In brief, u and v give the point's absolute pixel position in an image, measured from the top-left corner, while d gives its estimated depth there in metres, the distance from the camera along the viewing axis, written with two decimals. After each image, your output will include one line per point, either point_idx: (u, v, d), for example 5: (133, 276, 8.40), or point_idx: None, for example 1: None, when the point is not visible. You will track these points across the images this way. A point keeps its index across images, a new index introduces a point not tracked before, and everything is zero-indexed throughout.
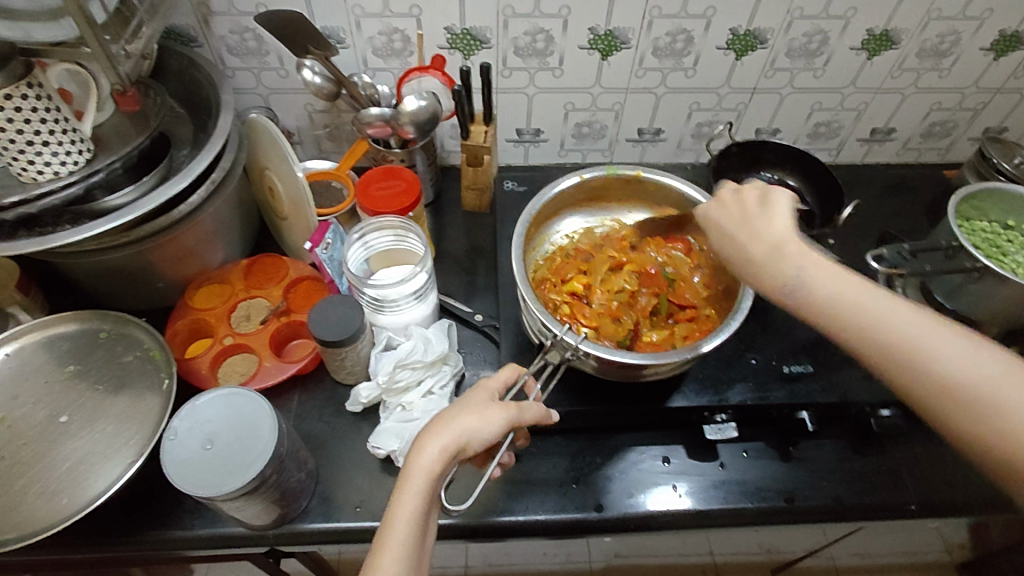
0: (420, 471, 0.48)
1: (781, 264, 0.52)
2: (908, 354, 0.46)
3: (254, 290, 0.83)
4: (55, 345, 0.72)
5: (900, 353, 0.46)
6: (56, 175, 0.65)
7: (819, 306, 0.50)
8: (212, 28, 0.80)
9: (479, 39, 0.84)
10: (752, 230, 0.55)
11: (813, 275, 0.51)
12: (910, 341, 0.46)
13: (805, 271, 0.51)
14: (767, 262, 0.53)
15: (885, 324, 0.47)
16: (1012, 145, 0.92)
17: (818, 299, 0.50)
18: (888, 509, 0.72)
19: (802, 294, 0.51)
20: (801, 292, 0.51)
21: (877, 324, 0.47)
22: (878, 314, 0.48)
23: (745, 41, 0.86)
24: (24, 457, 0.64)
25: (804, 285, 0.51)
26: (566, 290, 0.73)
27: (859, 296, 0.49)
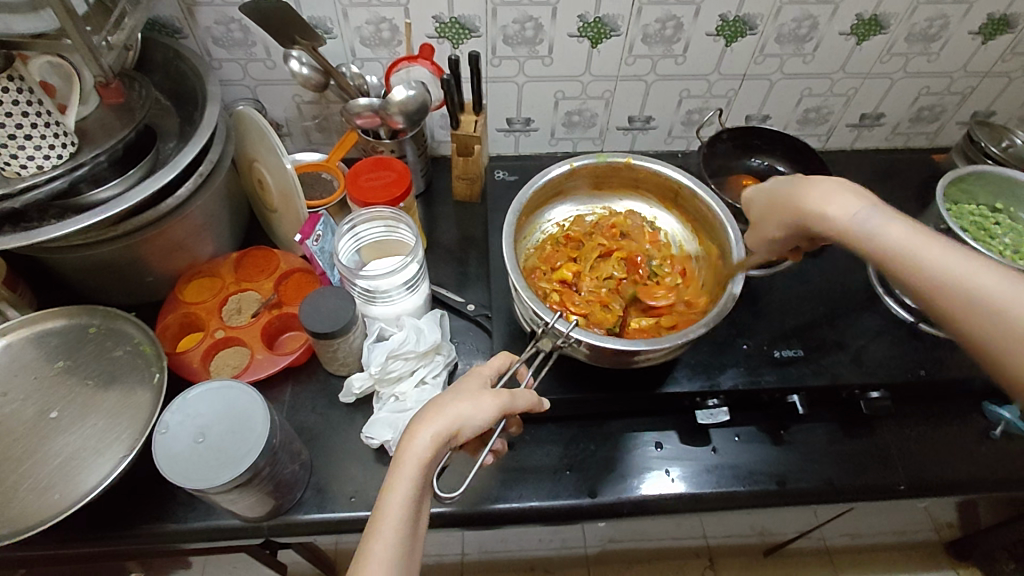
0: (413, 458, 0.48)
1: (846, 204, 0.53)
2: (971, 293, 0.46)
3: (245, 283, 0.83)
4: (44, 341, 0.71)
5: (963, 292, 0.46)
6: (40, 169, 0.64)
7: (882, 248, 0.50)
8: (197, 19, 0.79)
9: (468, 28, 0.84)
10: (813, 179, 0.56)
11: (883, 222, 0.51)
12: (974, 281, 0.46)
13: (873, 217, 0.52)
14: (833, 203, 0.53)
15: (949, 264, 0.47)
16: (1000, 128, 0.93)
17: (883, 241, 0.50)
18: (879, 490, 0.73)
19: (866, 233, 0.51)
20: (868, 231, 0.51)
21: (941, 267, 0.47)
22: (941, 258, 0.48)
23: (735, 27, 0.85)
24: (15, 453, 0.63)
25: (869, 227, 0.51)
26: (556, 275, 0.75)
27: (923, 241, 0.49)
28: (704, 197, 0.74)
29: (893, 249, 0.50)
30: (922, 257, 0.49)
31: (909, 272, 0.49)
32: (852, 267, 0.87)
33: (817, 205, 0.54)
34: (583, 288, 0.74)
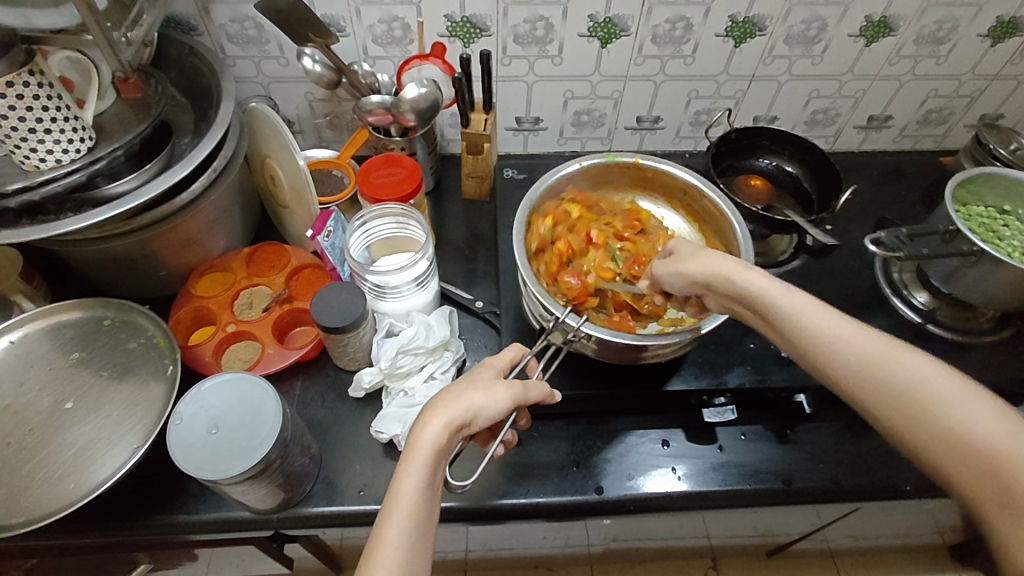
0: (427, 443, 0.49)
1: (750, 275, 0.55)
2: (858, 363, 0.48)
3: (257, 279, 0.84)
4: (60, 333, 0.72)
5: (851, 361, 0.49)
6: (58, 162, 0.65)
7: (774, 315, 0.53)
8: (212, 16, 0.80)
9: (479, 27, 0.84)
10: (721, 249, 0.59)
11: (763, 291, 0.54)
12: (857, 350, 0.49)
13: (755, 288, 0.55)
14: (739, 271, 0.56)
15: (838, 334, 0.50)
16: (1008, 131, 0.93)
17: (780, 310, 0.53)
18: (885, 489, 0.73)
19: (766, 302, 0.54)
20: (770, 298, 0.54)
21: (832, 336, 0.50)
22: (829, 328, 0.50)
23: (745, 28, 0.86)
24: (30, 443, 0.64)
25: (769, 296, 0.54)
26: (571, 198, 0.79)
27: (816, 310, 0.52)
28: (716, 199, 0.74)
29: (789, 318, 0.52)
30: (813, 327, 0.51)
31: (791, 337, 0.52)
32: (859, 268, 0.87)
33: (726, 273, 0.56)
34: (570, 220, 0.78)
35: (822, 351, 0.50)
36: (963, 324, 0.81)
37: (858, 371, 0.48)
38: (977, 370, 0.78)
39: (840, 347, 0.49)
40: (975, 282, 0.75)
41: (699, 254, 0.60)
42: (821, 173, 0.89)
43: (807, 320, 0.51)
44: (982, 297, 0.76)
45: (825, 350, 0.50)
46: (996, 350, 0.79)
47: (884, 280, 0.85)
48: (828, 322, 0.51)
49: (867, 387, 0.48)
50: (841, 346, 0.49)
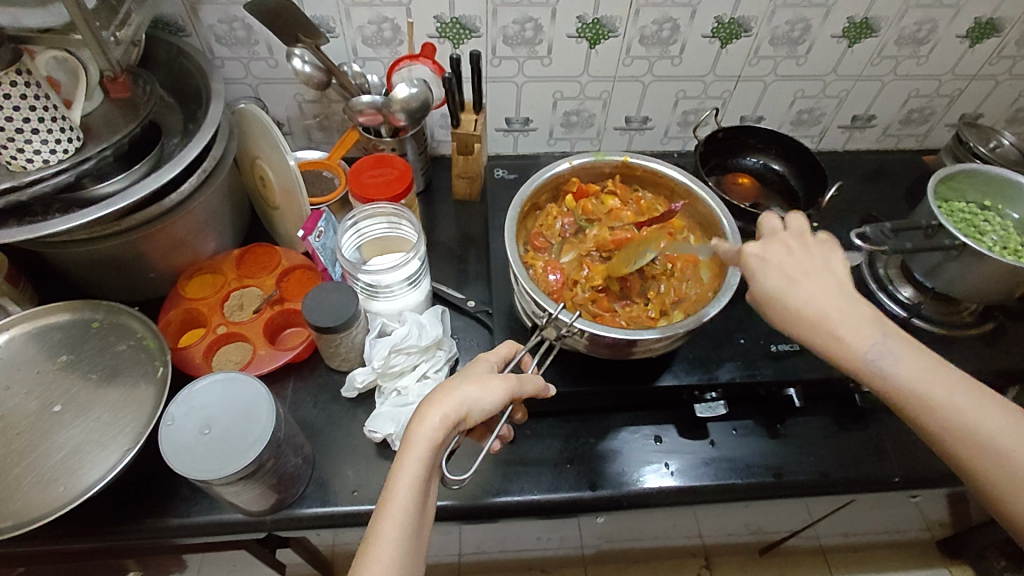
0: (423, 438, 0.49)
1: (859, 333, 0.51)
2: (992, 450, 0.47)
3: (247, 280, 0.83)
4: (47, 335, 0.71)
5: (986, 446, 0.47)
6: (45, 163, 0.64)
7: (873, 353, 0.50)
8: (200, 17, 0.80)
9: (469, 28, 0.85)
10: (808, 290, 0.53)
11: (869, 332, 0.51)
12: (988, 431, 0.47)
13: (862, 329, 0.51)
14: (843, 326, 0.51)
15: (968, 410, 0.48)
16: (986, 129, 0.96)
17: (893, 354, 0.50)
18: (873, 481, 0.74)
19: (871, 372, 0.50)
20: (870, 368, 0.50)
21: (964, 411, 0.48)
22: (956, 397, 0.48)
23: (731, 29, 0.87)
24: (17, 447, 0.63)
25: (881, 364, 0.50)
26: (616, 183, 0.82)
27: (934, 372, 0.49)
28: (704, 198, 0.75)
29: (908, 392, 0.49)
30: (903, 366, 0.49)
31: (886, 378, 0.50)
32: (845, 266, 0.89)
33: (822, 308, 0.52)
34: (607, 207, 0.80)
35: (948, 434, 0.48)
36: (946, 318, 0.83)
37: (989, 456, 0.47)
38: (962, 362, 0.79)
39: (976, 432, 0.47)
40: (957, 276, 0.76)
41: (781, 293, 0.54)
42: (808, 171, 0.90)
43: (932, 394, 0.48)
44: (964, 291, 0.77)
45: (954, 430, 0.48)
46: (979, 343, 0.81)
47: (869, 276, 0.87)
48: (947, 389, 0.48)
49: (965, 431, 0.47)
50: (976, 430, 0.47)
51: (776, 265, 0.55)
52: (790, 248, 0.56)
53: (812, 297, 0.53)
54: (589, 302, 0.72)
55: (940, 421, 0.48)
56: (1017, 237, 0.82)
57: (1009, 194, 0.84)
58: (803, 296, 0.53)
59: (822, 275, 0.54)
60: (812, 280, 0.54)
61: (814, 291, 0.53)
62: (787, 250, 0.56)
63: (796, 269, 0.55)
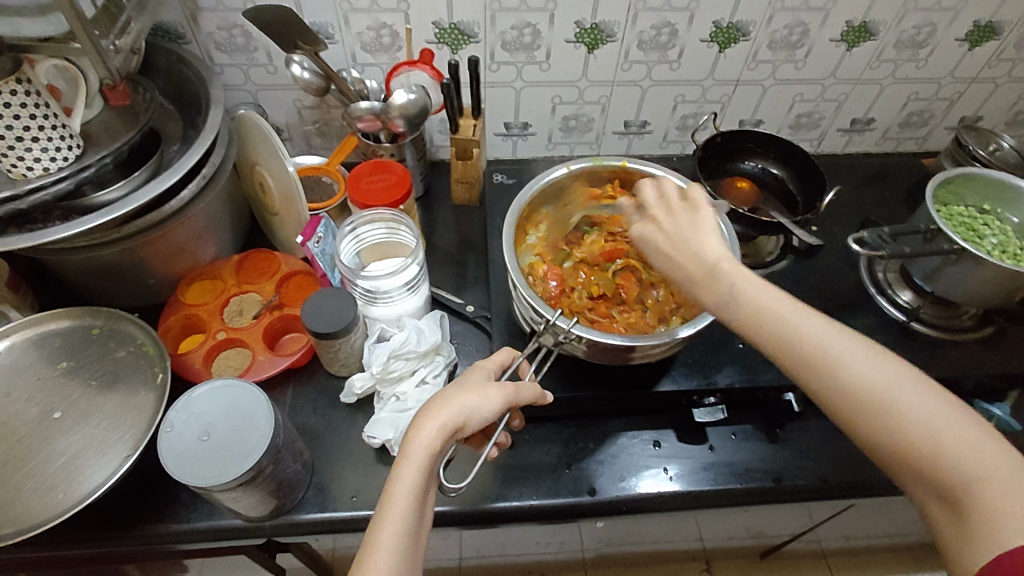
0: (421, 448, 0.49)
1: (717, 285, 0.54)
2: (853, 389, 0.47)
3: (247, 285, 0.84)
4: (47, 342, 0.72)
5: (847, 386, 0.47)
6: (46, 171, 0.64)
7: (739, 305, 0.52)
8: (200, 24, 0.80)
9: (467, 34, 0.85)
10: (681, 248, 0.56)
11: (743, 290, 0.52)
12: (851, 369, 0.47)
13: (736, 286, 0.53)
14: (706, 279, 0.54)
15: (828, 350, 0.48)
16: (985, 132, 0.95)
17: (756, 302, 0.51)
18: (873, 486, 0.74)
19: (734, 317, 0.52)
20: (729, 314, 0.53)
21: (822, 352, 0.48)
22: (816, 336, 0.49)
23: (729, 33, 0.87)
24: (18, 453, 0.64)
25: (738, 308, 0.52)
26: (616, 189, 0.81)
27: (797, 314, 0.50)
28: None
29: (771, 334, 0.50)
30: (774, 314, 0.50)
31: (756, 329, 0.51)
32: (845, 269, 0.88)
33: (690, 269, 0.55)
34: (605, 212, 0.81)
35: (810, 371, 0.49)
36: (945, 321, 0.83)
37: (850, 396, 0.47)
38: (962, 366, 0.79)
39: (838, 372, 0.47)
40: (956, 280, 0.76)
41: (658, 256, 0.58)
42: (806, 175, 0.90)
43: (791, 336, 0.49)
44: (964, 295, 0.77)
45: (816, 368, 0.48)
46: (979, 347, 0.81)
47: (869, 280, 0.87)
48: (805, 332, 0.49)
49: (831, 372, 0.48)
50: (835, 370, 0.47)
51: (655, 232, 0.59)
52: (663, 220, 0.59)
53: (681, 259, 0.56)
54: (587, 308, 0.72)
55: (802, 362, 0.49)
56: (1016, 240, 0.82)
57: (1008, 198, 0.84)
58: (673, 257, 0.56)
59: (692, 238, 0.56)
60: (683, 245, 0.56)
61: (686, 252, 0.56)
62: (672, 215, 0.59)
63: (671, 232, 0.57)
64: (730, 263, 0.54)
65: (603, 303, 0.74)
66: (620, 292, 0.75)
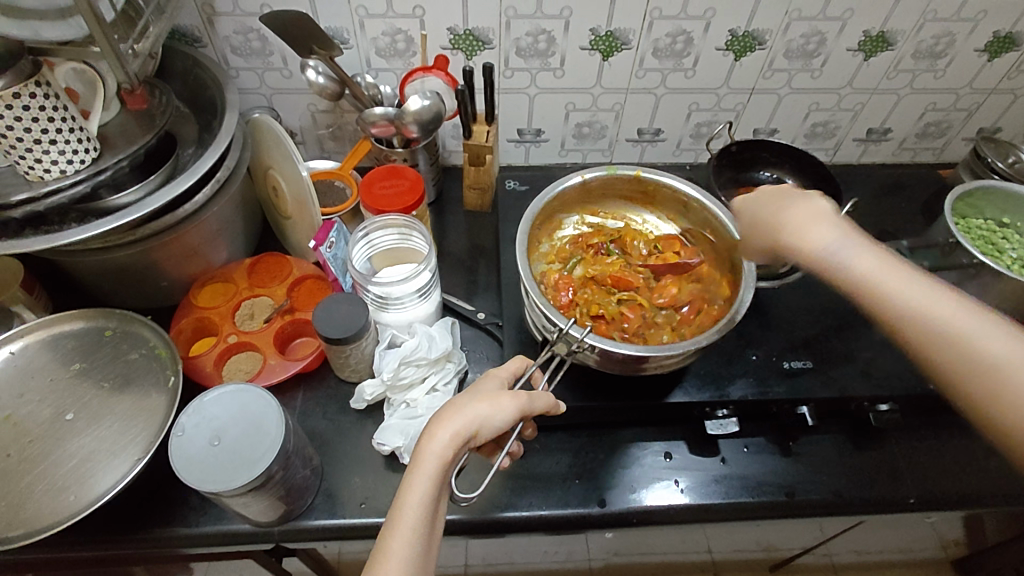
0: (432, 456, 0.49)
1: (829, 244, 0.53)
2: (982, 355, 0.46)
3: (258, 289, 0.84)
4: (60, 343, 0.72)
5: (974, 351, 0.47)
6: (63, 173, 0.64)
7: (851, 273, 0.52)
8: (216, 28, 0.81)
9: (481, 40, 0.85)
10: (794, 208, 0.57)
11: (856, 256, 0.52)
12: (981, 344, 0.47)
13: (849, 252, 0.52)
14: (817, 241, 0.54)
15: (957, 321, 0.48)
16: (1007, 145, 0.93)
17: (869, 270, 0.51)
18: (888, 502, 0.73)
19: (849, 275, 0.52)
20: (843, 270, 0.52)
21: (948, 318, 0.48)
22: (945, 309, 0.49)
23: (745, 42, 0.87)
24: (29, 454, 0.64)
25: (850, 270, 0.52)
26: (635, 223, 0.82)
27: (917, 283, 0.50)
28: (717, 213, 0.74)
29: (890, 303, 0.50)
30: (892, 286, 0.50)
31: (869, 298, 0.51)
32: None
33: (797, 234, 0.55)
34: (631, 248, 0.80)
35: (935, 345, 0.48)
36: None
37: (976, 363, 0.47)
38: None
39: (968, 343, 0.47)
40: None
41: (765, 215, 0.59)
42: (821, 186, 0.89)
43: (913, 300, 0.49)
44: None
45: (944, 341, 0.48)
46: None
47: None
48: (926, 298, 0.49)
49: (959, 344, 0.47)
50: (961, 336, 0.47)
51: (760, 198, 0.61)
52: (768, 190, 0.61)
53: (791, 217, 0.56)
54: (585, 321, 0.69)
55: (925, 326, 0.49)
56: None
57: None
58: (784, 223, 0.56)
59: (807, 207, 0.56)
60: (794, 212, 0.56)
61: (796, 220, 0.56)
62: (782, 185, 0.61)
63: (778, 196, 0.59)
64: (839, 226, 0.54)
65: (602, 324, 0.70)
66: (622, 318, 0.71)
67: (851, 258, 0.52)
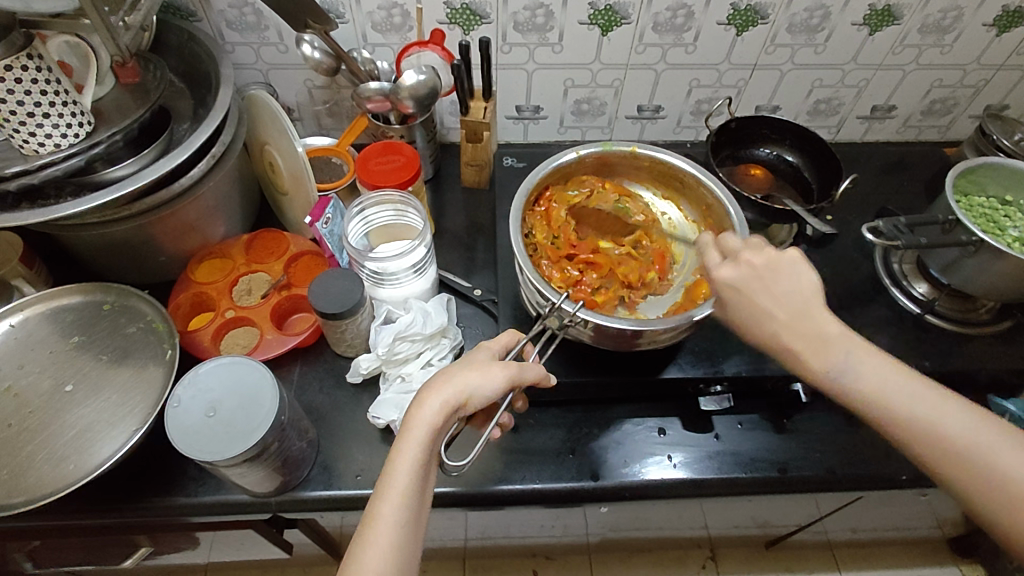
0: (422, 423, 0.50)
1: (823, 354, 0.53)
2: (990, 476, 0.47)
3: (255, 265, 0.84)
4: (60, 316, 0.73)
5: (984, 471, 0.47)
6: (57, 147, 0.65)
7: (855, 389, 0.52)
8: (211, 2, 0.80)
9: (479, 14, 0.84)
10: (774, 295, 0.56)
11: (856, 363, 0.52)
12: (983, 454, 0.48)
13: (849, 358, 0.52)
14: (808, 348, 0.54)
15: (954, 432, 0.49)
16: (1013, 121, 0.92)
17: (867, 382, 0.51)
18: (880, 479, 0.73)
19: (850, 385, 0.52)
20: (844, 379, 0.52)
21: (951, 433, 0.49)
22: (942, 417, 0.49)
23: (747, 16, 0.85)
24: (30, 425, 0.65)
25: (848, 379, 0.52)
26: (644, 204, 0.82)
27: (914, 386, 0.51)
28: (710, 185, 0.74)
29: (892, 414, 0.50)
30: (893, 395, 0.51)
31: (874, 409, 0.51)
32: (858, 260, 0.87)
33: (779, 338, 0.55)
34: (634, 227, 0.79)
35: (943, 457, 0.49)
36: (963, 315, 0.81)
37: (979, 483, 0.48)
38: (976, 361, 0.77)
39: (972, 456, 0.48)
40: (974, 273, 0.74)
41: (760, 312, 0.56)
42: (821, 162, 0.88)
43: (920, 413, 0.50)
44: (980, 288, 0.75)
45: (946, 452, 0.49)
46: (994, 342, 0.79)
47: (883, 271, 0.85)
48: (925, 398, 0.50)
49: (966, 455, 0.48)
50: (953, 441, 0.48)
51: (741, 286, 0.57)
52: (759, 266, 0.57)
53: (775, 309, 0.55)
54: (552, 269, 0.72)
55: (932, 448, 0.49)
56: None
57: None
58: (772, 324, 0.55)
59: (788, 298, 0.56)
60: (779, 307, 0.55)
61: (782, 314, 0.55)
62: (773, 262, 0.57)
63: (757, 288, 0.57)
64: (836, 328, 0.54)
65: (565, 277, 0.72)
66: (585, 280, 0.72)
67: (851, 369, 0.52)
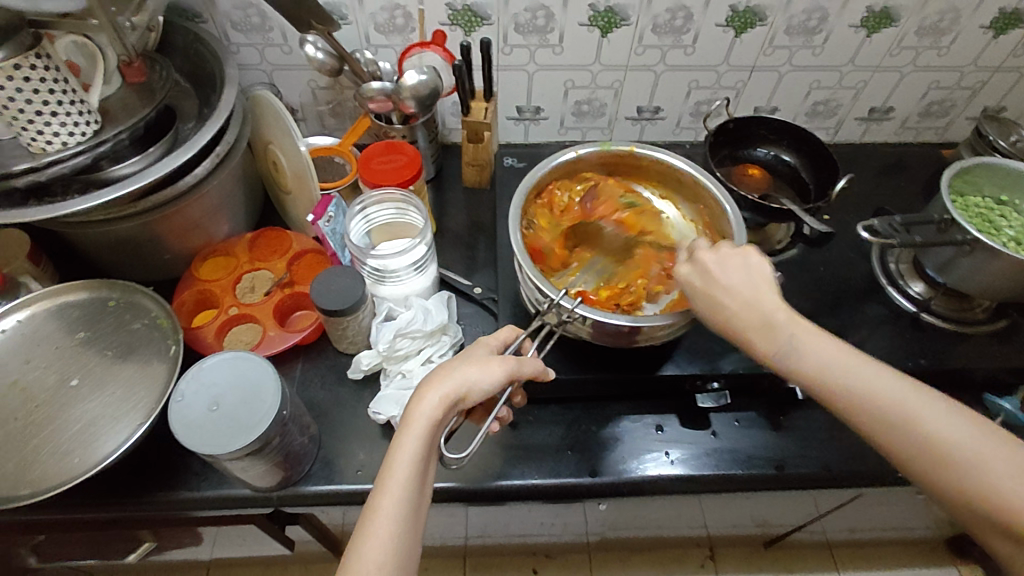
0: (422, 417, 0.51)
1: (770, 335, 0.55)
2: (934, 447, 0.48)
3: (259, 263, 0.85)
4: (66, 312, 0.74)
5: (926, 437, 0.48)
6: (64, 145, 0.66)
7: (804, 366, 0.54)
8: (216, 4, 0.81)
9: (480, 15, 0.85)
10: (726, 281, 0.58)
11: (802, 344, 0.54)
12: (926, 427, 0.48)
13: (795, 340, 0.55)
14: (756, 329, 0.56)
15: (900, 407, 0.50)
16: (1010, 123, 0.93)
17: (814, 361, 0.53)
18: (876, 476, 0.74)
19: (800, 366, 0.54)
20: (792, 357, 0.54)
21: (894, 406, 0.50)
22: (889, 393, 0.50)
23: (745, 18, 0.86)
24: (36, 419, 0.66)
25: (796, 358, 0.54)
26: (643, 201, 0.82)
27: (859, 364, 0.52)
28: (707, 184, 0.75)
29: (840, 391, 0.52)
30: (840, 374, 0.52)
31: (822, 388, 0.53)
32: (856, 260, 0.88)
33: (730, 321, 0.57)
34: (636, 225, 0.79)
35: (891, 432, 0.50)
36: (959, 314, 0.82)
37: (925, 454, 0.48)
38: (972, 360, 0.78)
39: (916, 429, 0.49)
40: (970, 272, 0.75)
41: (713, 296, 0.58)
42: (818, 162, 0.89)
43: (865, 388, 0.51)
44: (975, 287, 0.76)
45: (892, 426, 0.50)
46: (990, 341, 0.80)
47: (880, 270, 0.86)
48: (870, 375, 0.52)
49: (910, 430, 0.49)
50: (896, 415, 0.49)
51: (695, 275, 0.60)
52: (710, 256, 0.60)
53: (726, 294, 0.58)
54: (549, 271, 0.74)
55: (879, 423, 0.50)
56: None
57: None
58: (725, 307, 0.58)
59: (738, 286, 0.58)
60: (729, 293, 0.58)
61: (733, 299, 0.57)
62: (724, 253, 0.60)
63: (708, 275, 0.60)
64: (785, 313, 0.56)
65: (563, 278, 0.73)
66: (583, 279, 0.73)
67: (797, 348, 0.54)
